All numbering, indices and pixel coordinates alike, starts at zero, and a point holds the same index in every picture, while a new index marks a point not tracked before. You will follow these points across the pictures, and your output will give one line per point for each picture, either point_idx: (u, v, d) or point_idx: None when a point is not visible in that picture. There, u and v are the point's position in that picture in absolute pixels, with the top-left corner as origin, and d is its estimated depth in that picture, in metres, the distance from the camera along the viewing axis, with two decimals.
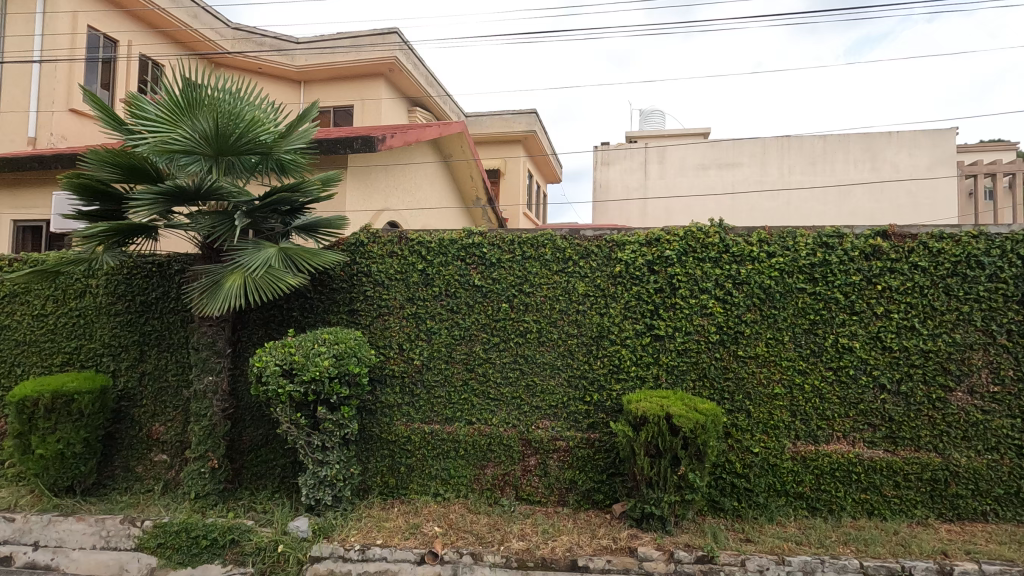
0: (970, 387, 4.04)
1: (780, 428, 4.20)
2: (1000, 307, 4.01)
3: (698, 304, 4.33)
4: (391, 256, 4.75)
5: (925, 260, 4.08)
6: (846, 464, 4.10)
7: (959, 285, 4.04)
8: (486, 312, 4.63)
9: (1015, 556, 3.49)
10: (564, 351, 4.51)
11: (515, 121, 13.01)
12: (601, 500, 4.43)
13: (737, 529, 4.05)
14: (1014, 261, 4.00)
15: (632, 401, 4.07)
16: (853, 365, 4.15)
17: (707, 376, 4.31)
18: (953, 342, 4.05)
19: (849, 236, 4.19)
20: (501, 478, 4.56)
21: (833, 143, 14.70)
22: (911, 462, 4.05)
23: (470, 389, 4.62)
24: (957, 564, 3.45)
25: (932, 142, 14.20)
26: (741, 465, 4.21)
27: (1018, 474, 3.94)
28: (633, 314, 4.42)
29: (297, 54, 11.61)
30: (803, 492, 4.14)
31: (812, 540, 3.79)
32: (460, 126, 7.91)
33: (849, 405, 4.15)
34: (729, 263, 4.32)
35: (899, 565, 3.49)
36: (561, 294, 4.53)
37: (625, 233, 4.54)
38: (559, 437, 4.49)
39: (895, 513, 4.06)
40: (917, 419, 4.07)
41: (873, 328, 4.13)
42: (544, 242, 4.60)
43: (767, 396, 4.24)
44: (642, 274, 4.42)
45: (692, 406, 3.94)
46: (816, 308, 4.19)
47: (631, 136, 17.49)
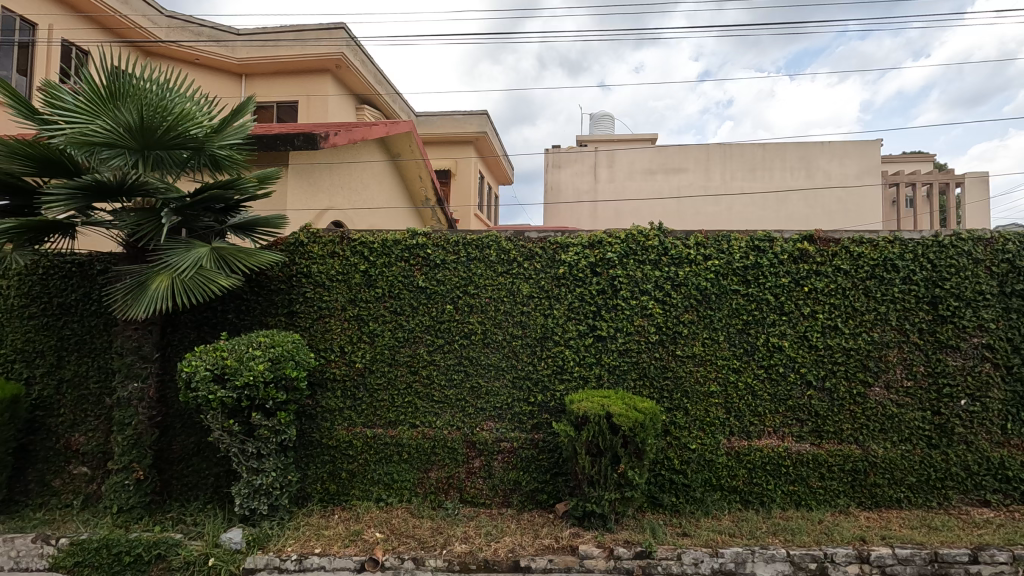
0: (887, 382, 4.31)
1: (715, 424, 4.36)
2: (912, 308, 4.30)
3: (639, 305, 4.44)
4: (332, 256, 4.62)
5: (847, 264, 4.34)
6: (776, 458, 4.29)
7: (877, 287, 4.32)
8: (430, 313, 4.59)
9: (926, 539, 3.74)
10: (509, 352, 4.52)
11: (465, 122, 12.96)
12: (545, 499, 4.46)
13: (675, 523, 4.16)
14: (925, 265, 4.30)
15: (574, 401, 4.12)
16: (782, 363, 4.35)
17: (647, 375, 4.42)
18: (871, 341, 4.32)
19: (778, 240, 4.38)
20: (445, 481, 4.53)
21: (771, 151, 15.40)
22: (834, 454, 4.28)
23: (414, 392, 4.56)
24: (874, 549, 3.65)
25: (860, 152, 15.10)
26: (679, 462, 4.34)
27: (928, 463, 4.23)
28: (576, 315, 4.48)
29: (237, 46, 11.16)
30: (736, 486, 4.31)
31: (744, 532, 3.94)
32: (410, 125, 7.80)
33: (778, 401, 4.35)
34: (668, 265, 4.44)
35: (822, 552, 3.66)
36: (505, 295, 4.54)
37: (569, 235, 4.60)
38: (503, 438, 4.50)
39: (820, 503, 4.28)
40: (840, 413, 4.32)
41: (801, 327, 4.35)
42: (489, 243, 4.60)
43: (703, 393, 4.38)
44: (585, 276, 4.49)
45: (632, 405, 4.02)
46: (748, 309, 4.38)
47: (581, 139, 17.78)
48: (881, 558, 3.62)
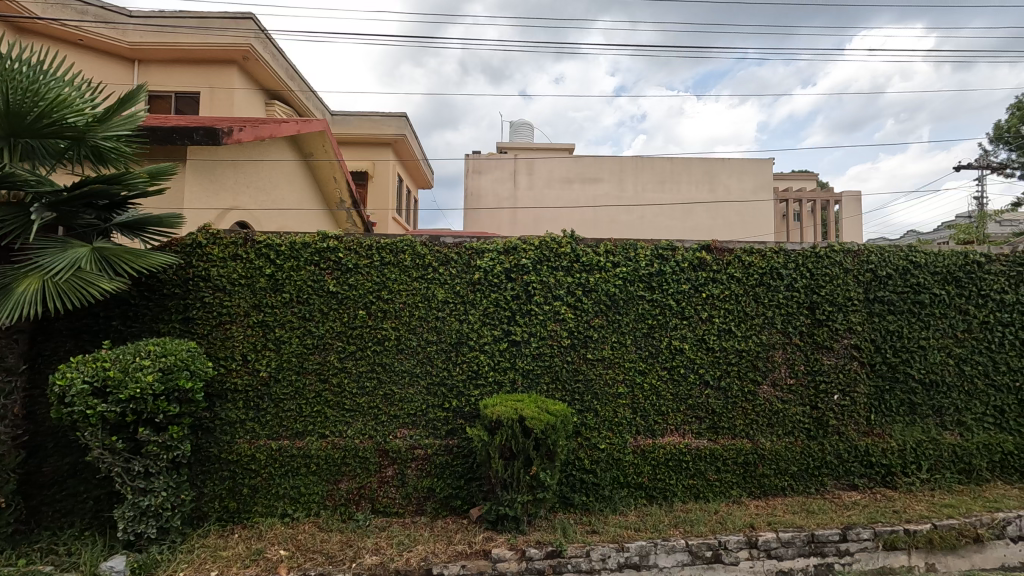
0: (774, 381, 4.71)
1: (623, 425, 4.56)
2: (794, 312, 4.74)
3: (552, 311, 4.56)
4: (234, 259, 4.35)
5: (739, 272, 4.70)
6: (677, 454, 4.56)
7: (765, 293, 4.72)
8: (341, 318, 4.44)
9: (805, 522, 4.11)
10: (423, 358, 4.47)
11: (384, 123, 12.72)
12: (459, 505, 4.46)
13: (585, 521, 4.30)
14: (804, 274, 4.76)
15: (488, 406, 4.15)
16: (683, 364, 4.63)
17: (559, 379, 4.54)
18: (760, 343, 4.71)
19: (680, 249, 4.68)
20: (357, 492, 4.40)
21: (678, 164, 16.39)
22: (728, 448, 4.61)
23: (324, 401, 4.39)
24: (762, 535, 3.96)
25: (755, 169, 16.43)
26: (589, 462, 4.50)
27: (808, 453, 4.67)
28: (491, 320, 4.52)
29: (129, 30, 10.20)
30: (642, 483, 4.53)
31: (648, 526, 4.15)
32: (323, 124, 7.54)
33: (680, 401, 4.63)
34: (580, 272, 4.60)
35: (717, 540, 3.92)
36: (420, 300, 4.50)
37: (484, 241, 4.64)
38: (417, 445, 4.45)
39: (716, 494, 4.59)
40: (733, 410, 4.66)
41: (699, 330, 4.65)
42: (403, 248, 4.54)
43: (612, 395, 4.57)
44: (501, 282, 4.55)
45: (544, 408, 4.11)
46: (652, 313, 4.63)
47: (501, 146, 17.99)
48: (767, 542, 3.93)
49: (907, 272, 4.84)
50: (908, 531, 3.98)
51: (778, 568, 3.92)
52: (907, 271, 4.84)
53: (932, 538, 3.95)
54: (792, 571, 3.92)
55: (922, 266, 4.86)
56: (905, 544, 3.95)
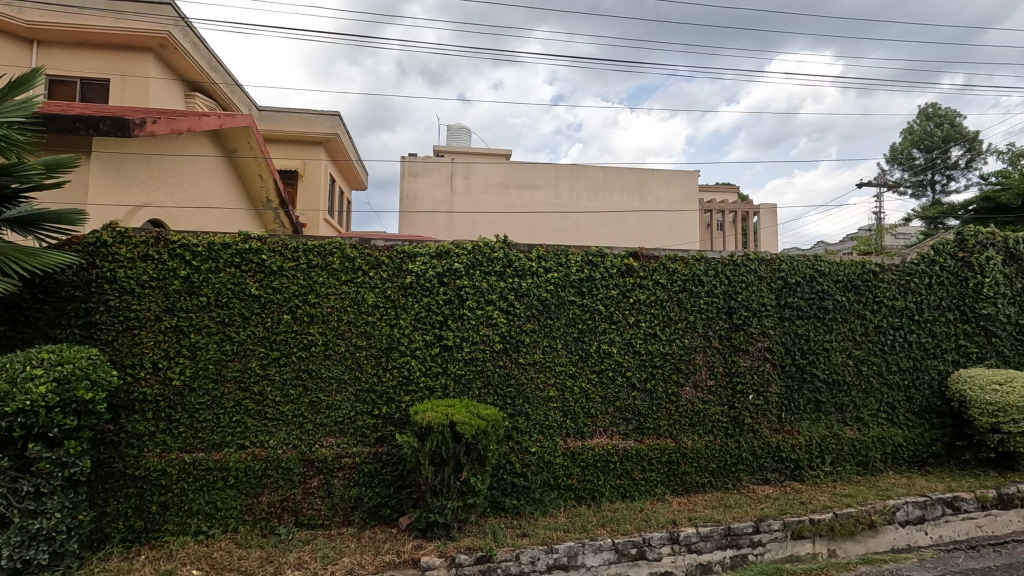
0: (695, 383, 4.95)
1: (553, 427, 4.63)
2: (714, 317, 5.00)
3: (484, 315, 4.57)
4: (144, 260, 4.06)
5: (664, 278, 4.92)
6: (605, 455, 4.69)
7: (688, 298, 4.96)
8: (264, 323, 4.24)
9: (722, 517, 4.33)
10: (352, 364, 4.35)
11: (315, 122, 12.33)
12: (388, 514, 4.37)
13: (515, 525, 4.33)
14: (723, 281, 5.05)
15: (419, 412, 4.09)
16: (611, 367, 4.76)
17: (491, 383, 4.55)
18: (682, 346, 4.93)
19: (609, 255, 4.84)
20: (279, 505, 4.21)
21: (610, 174, 16.91)
22: (653, 448, 4.79)
23: (243, 410, 4.17)
24: (682, 530, 4.13)
25: (682, 180, 17.24)
26: (520, 465, 4.53)
27: (726, 450, 4.93)
28: (422, 325, 4.47)
29: (27, 7, 9.27)
30: (571, 484, 4.62)
31: (577, 527, 4.23)
32: (247, 119, 7.19)
33: (608, 403, 4.76)
34: (513, 277, 4.65)
35: (641, 538, 4.05)
36: (349, 304, 4.38)
37: (417, 244, 4.59)
38: (344, 454, 4.31)
39: (641, 493, 4.76)
40: (658, 411, 4.85)
41: (627, 335, 4.81)
42: (332, 250, 4.40)
43: (543, 398, 4.63)
44: (433, 286, 4.51)
45: (475, 413, 4.11)
46: (582, 318, 4.74)
47: (438, 149, 17.85)
48: (687, 537, 4.11)
49: (813, 279, 5.24)
50: (813, 521, 4.27)
51: (698, 562, 4.10)
52: (814, 279, 5.23)
53: (834, 526, 4.27)
54: (711, 564, 4.11)
55: (826, 274, 5.27)
56: (810, 533, 4.24)
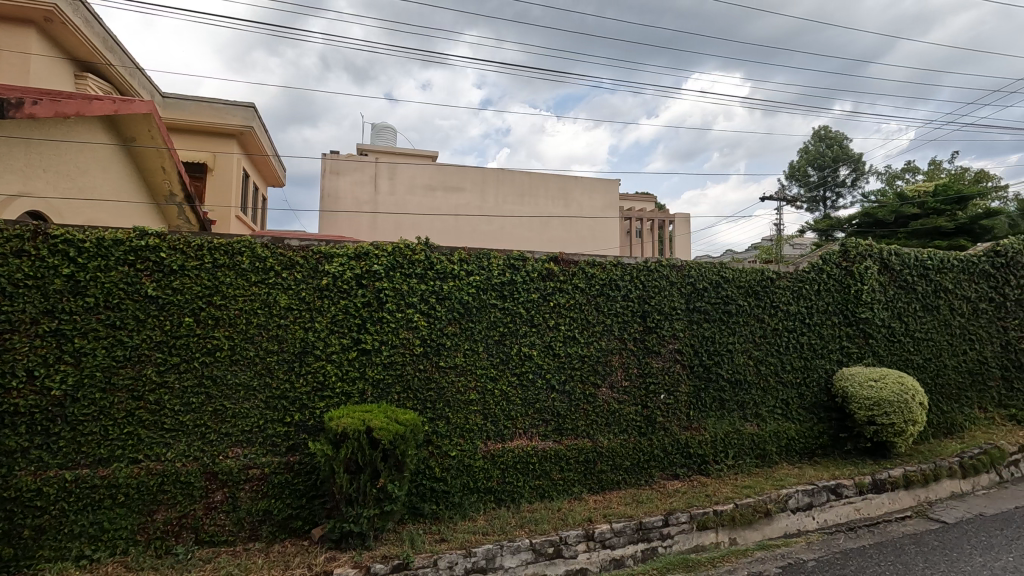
0: (612, 384, 5.13)
1: (474, 430, 4.63)
2: (629, 321, 5.22)
3: (405, 318, 4.49)
4: (18, 256, 3.63)
5: (582, 282, 5.08)
6: (525, 456, 4.75)
7: (605, 302, 5.15)
8: (162, 327, 3.92)
9: (634, 512, 4.51)
10: (262, 370, 4.12)
11: (227, 112, 11.50)
12: (300, 526, 4.18)
13: (434, 530, 4.28)
14: (638, 285, 5.28)
15: (334, 419, 3.95)
16: (531, 369, 4.84)
17: (411, 388, 4.48)
18: (600, 348, 5.09)
19: (530, 259, 4.93)
20: (176, 523, 3.91)
21: (536, 179, 17.22)
22: (571, 448, 4.91)
23: (137, 421, 3.83)
24: (597, 527, 4.25)
25: (604, 189, 17.88)
26: (439, 470, 4.50)
27: (639, 448, 5.15)
28: (339, 328, 4.32)
29: None
30: (491, 487, 4.64)
31: (496, 529, 4.25)
32: (148, 106, 6.63)
33: (528, 405, 4.82)
34: (434, 279, 4.61)
35: (558, 536, 4.13)
36: (259, 307, 4.15)
37: (334, 245, 4.44)
38: (252, 465, 4.08)
39: (560, 492, 4.86)
40: (576, 412, 4.98)
41: (547, 337, 4.91)
42: (241, 250, 4.16)
43: (463, 402, 4.62)
44: (351, 288, 4.38)
45: (393, 418, 4.02)
46: (504, 321, 4.78)
47: (361, 148, 17.38)
48: (601, 534, 4.23)
49: (719, 285, 5.59)
50: (716, 512, 4.56)
51: (612, 557, 4.22)
52: (720, 285, 5.59)
53: (734, 516, 4.57)
54: (624, 558, 4.25)
55: (730, 281, 5.65)
56: (713, 523, 4.52)
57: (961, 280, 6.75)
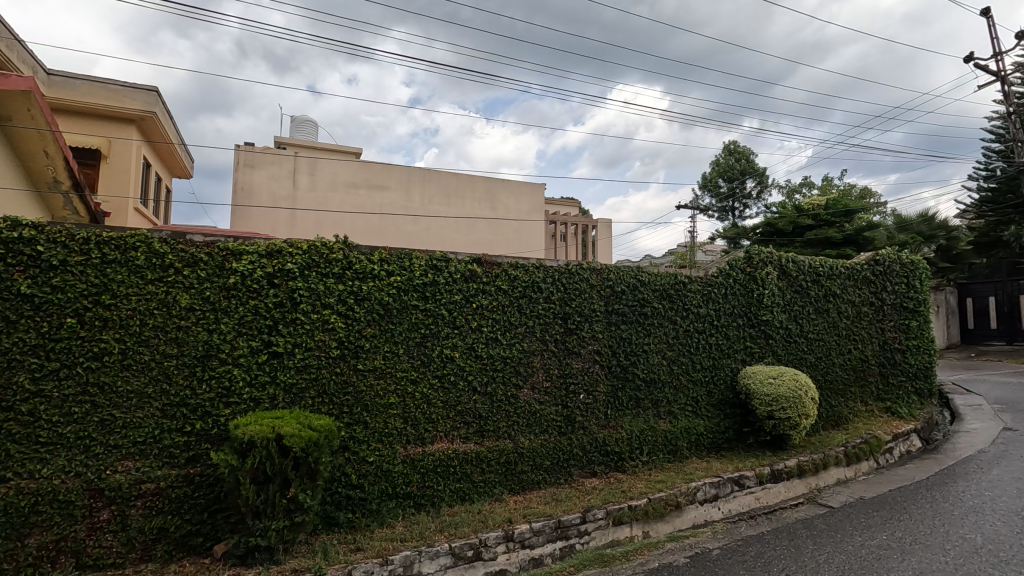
0: (533, 385, 5.19)
1: (393, 435, 4.51)
2: (550, 323, 5.31)
3: (320, 320, 4.30)
4: None
5: (505, 284, 5.11)
6: (445, 459, 4.69)
7: (527, 304, 5.20)
8: (38, 329, 3.50)
9: (553, 511, 4.58)
10: (158, 375, 3.80)
11: (124, 95, 10.50)
12: (200, 543, 3.89)
13: (349, 540, 4.14)
14: (560, 288, 5.39)
15: (239, 426, 3.71)
16: (453, 372, 4.80)
17: (326, 392, 4.30)
18: (522, 350, 5.14)
19: (453, 260, 4.89)
20: (53, 547, 3.51)
21: (463, 181, 17.17)
22: (492, 450, 4.91)
23: (4, 435, 3.39)
24: (517, 527, 4.28)
25: (530, 192, 18.17)
26: (356, 477, 4.35)
27: (559, 448, 5.24)
28: (248, 330, 4.07)
29: None
30: (410, 492, 4.55)
31: (414, 535, 4.16)
32: (30, 83, 5.94)
33: (449, 408, 4.77)
34: (352, 279, 4.45)
35: (477, 539, 4.11)
36: (155, 307, 3.82)
37: (243, 241, 4.18)
38: (145, 479, 3.74)
39: (480, 494, 4.84)
40: (497, 413, 4.99)
41: (469, 339, 4.89)
42: (135, 244, 3.82)
43: (382, 405, 4.49)
44: (261, 287, 4.13)
45: (306, 424, 3.84)
46: (425, 323, 4.71)
47: (279, 140, 16.55)
48: (521, 534, 4.26)
49: (635, 288, 5.82)
50: (631, 507, 4.73)
51: (530, 556, 4.26)
52: (636, 288, 5.82)
53: (647, 510, 4.77)
54: (543, 557, 4.30)
55: (647, 284, 5.90)
56: (628, 518, 4.68)
57: (847, 286, 7.45)
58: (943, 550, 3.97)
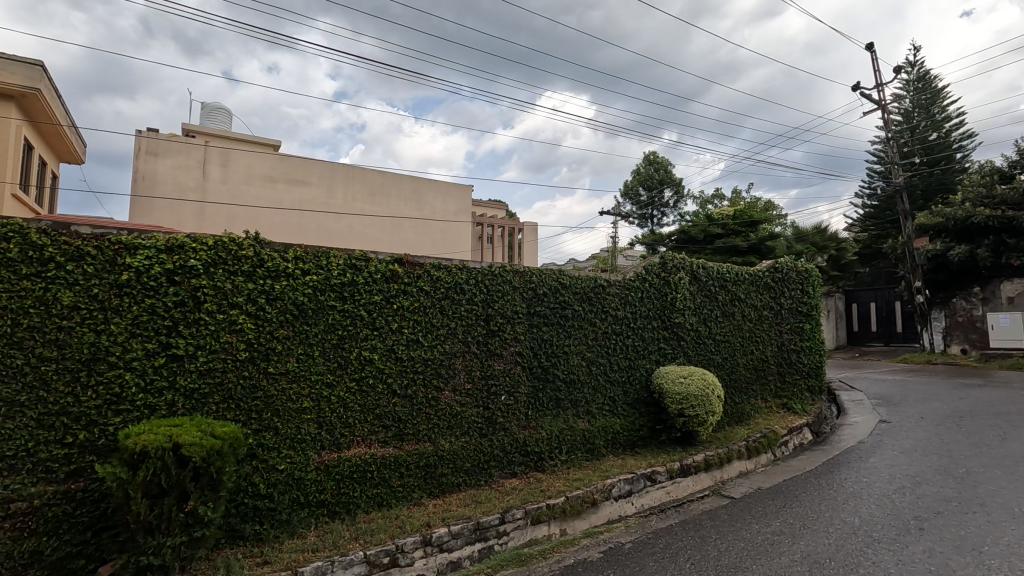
0: (454, 387, 5.16)
1: (306, 441, 4.32)
2: (473, 324, 5.30)
3: (227, 320, 4.04)
4: None
5: (428, 285, 5.04)
6: (362, 465, 4.55)
7: (449, 305, 5.17)
8: None
9: (472, 513, 4.57)
10: (33, 382, 3.40)
11: (4, 68, 9.32)
12: (82, 566, 3.54)
13: (255, 554, 3.91)
14: (482, 289, 5.40)
15: (131, 436, 3.40)
16: (371, 374, 4.67)
17: (232, 397, 4.04)
18: (443, 351, 5.09)
19: (373, 260, 4.76)
20: None
21: (388, 179, 16.80)
22: (411, 453, 4.83)
23: None
24: (435, 531, 4.23)
25: (457, 193, 18.09)
26: (265, 486, 4.13)
27: (479, 450, 5.24)
28: (143, 331, 3.74)
29: None
30: (324, 500, 4.37)
31: (327, 545, 4.00)
32: None
33: (367, 411, 4.64)
34: (263, 278, 4.22)
35: (394, 545, 4.01)
36: (31, 306, 3.43)
37: (139, 235, 3.85)
38: (15, 497, 3.34)
39: (398, 499, 4.73)
40: (418, 416, 4.91)
41: (389, 341, 4.78)
42: (7, 235, 3.41)
43: (295, 410, 4.29)
44: (159, 285, 3.82)
45: (208, 432, 3.59)
46: (342, 324, 4.55)
47: (187, 128, 15.43)
48: (439, 538, 4.21)
49: (557, 291, 5.94)
50: (549, 506, 4.81)
51: (449, 560, 4.22)
52: (558, 291, 5.94)
53: (565, 508, 4.87)
54: (461, 560, 4.27)
55: (568, 287, 6.04)
56: (546, 517, 4.76)
57: (750, 291, 8.01)
58: (827, 534, 4.35)
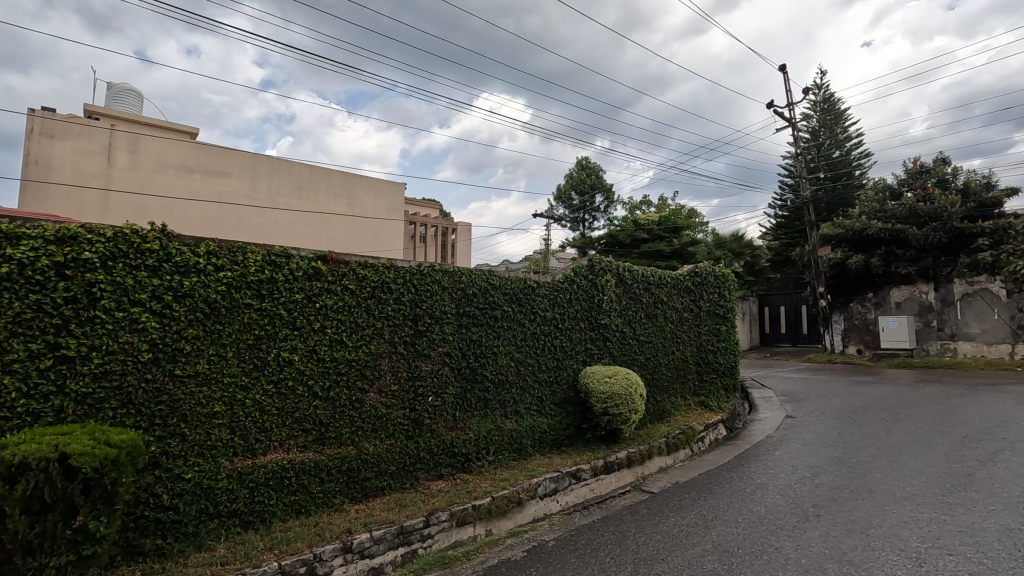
0: (379, 388, 5.03)
1: (217, 447, 4.07)
2: (400, 324, 5.20)
3: (128, 319, 3.74)
4: None
5: (353, 284, 4.89)
6: (279, 471, 4.35)
7: (376, 305, 5.04)
8: None
9: (396, 517, 4.47)
10: None
11: None
12: None
13: (155, 570, 3.63)
14: (410, 289, 5.31)
15: (8, 446, 3.05)
16: (291, 376, 4.47)
17: (132, 402, 3.73)
18: (368, 352, 4.95)
19: (294, 257, 4.56)
20: None
21: (317, 173, 16.18)
22: (333, 458, 4.66)
23: None
24: (356, 537, 4.10)
25: (389, 191, 17.73)
26: (169, 497, 3.84)
27: (405, 452, 5.14)
28: (25, 330, 3.37)
29: None
30: (236, 509, 4.13)
31: (238, 557, 3.79)
32: None
33: (285, 415, 4.44)
34: (171, 273, 3.93)
35: (312, 554, 3.85)
36: None
37: (23, 223, 3.47)
38: None
39: (318, 506, 4.55)
40: (340, 419, 4.75)
41: (310, 341, 4.59)
42: None
43: (205, 415, 4.03)
44: (46, 279, 3.46)
45: (103, 440, 3.29)
46: (259, 324, 4.33)
47: (91, 108, 14.16)
48: (360, 544, 4.09)
49: (487, 291, 5.94)
50: (475, 507, 4.79)
51: (370, 566, 4.10)
52: (487, 291, 5.95)
53: (490, 508, 4.88)
54: (383, 565, 4.17)
55: (498, 288, 6.06)
56: (471, 518, 4.74)
57: (672, 294, 8.37)
58: (736, 523, 4.62)
